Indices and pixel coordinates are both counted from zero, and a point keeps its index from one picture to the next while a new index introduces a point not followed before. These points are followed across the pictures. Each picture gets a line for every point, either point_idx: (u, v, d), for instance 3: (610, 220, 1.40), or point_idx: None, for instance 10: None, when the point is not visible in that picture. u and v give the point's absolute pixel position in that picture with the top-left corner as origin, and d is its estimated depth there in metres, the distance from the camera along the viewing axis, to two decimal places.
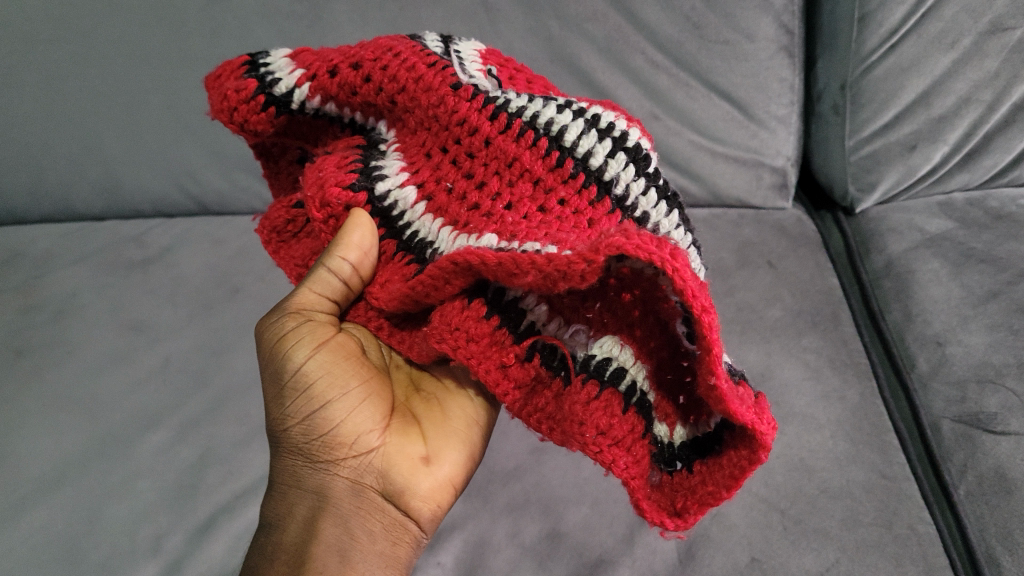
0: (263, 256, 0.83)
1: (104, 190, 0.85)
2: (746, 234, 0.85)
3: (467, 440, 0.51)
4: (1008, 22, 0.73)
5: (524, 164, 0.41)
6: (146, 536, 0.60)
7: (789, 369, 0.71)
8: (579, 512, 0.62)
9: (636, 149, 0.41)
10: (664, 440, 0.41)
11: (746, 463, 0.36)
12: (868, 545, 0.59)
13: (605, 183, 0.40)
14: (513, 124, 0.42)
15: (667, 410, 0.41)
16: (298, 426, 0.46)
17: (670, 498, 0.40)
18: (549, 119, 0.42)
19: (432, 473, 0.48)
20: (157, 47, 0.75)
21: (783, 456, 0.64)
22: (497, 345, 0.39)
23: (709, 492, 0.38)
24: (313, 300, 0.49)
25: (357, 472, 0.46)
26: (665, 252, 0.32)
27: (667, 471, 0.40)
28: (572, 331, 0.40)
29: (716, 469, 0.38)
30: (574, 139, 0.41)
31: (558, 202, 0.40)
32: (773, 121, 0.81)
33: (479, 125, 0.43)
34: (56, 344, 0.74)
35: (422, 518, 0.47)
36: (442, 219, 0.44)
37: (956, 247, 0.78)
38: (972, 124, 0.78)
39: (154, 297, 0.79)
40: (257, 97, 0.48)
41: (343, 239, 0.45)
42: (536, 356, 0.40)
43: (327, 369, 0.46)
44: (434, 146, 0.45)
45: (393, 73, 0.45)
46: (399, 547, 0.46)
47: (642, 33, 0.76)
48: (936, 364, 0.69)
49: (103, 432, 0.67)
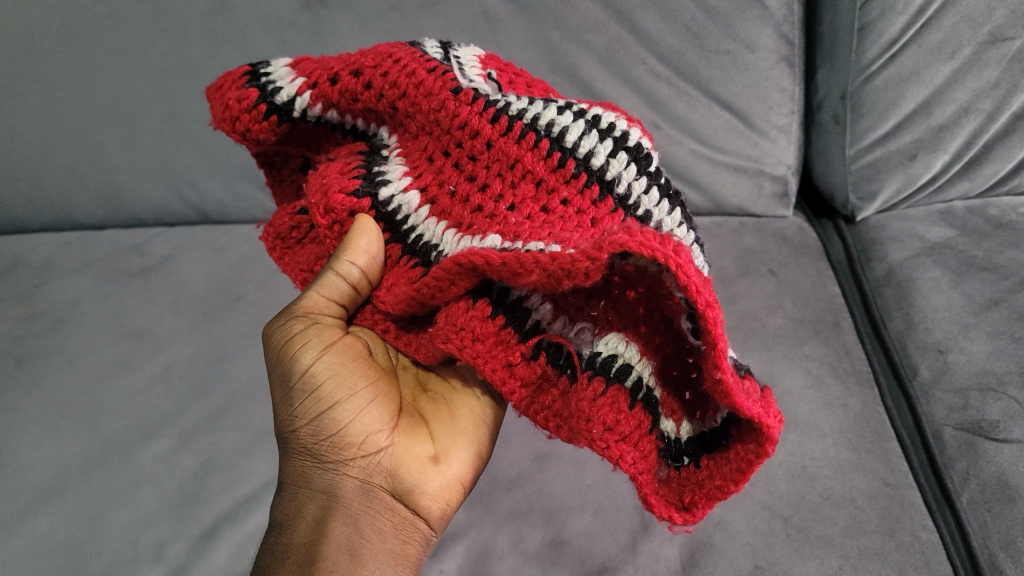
0: (265, 265, 0.83)
1: (105, 199, 0.85)
2: (747, 243, 0.85)
3: (474, 438, 0.51)
4: (1008, 32, 0.73)
5: (526, 166, 0.41)
6: (148, 544, 0.60)
7: (791, 377, 0.71)
8: (581, 520, 0.62)
9: (637, 148, 0.41)
10: (671, 436, 0.40)
11: (754, 457, 0.36)
12: (871, 552, 0.58)
13: (607, 183, 0.40)
14: (514, 126, 0.42)
15: (673, 406, 0.41)
16: (307, 426, 0.46)
17: (677, 493, 0.39)
18: (550, 121, 0.42)
19: (441, 472, 0.48)
20: (158, 58, 0.75)
21: (785, 464, 0.64)
22: (503, 344, 0.40)
23: (716, 486, 0.37)
24: (320, 304, 0.48)
25: (366, 471, 0.46)
26: (668, 248, 0.32)
27: (674, 467, 0.40)
28: (577, 329, 0.40)
29: (724, 463, 0.37)
30: (574, 140, 0.41)
31: (560, 202, 0.40)
32: (774, 131, 0.81)
33: (481, 128, 0.43)
34: (57, 352, 0.74)
35: (431, 516, 0.47)
36: (445, 222, 0.44)
37: (957, 255, 0.78)
38: (972, 133, 0.79)
39: (155, 305, 0.79)
40: (259, 106, 0.48)
41: (351, 243, 0.45)
42: (541, 354, 0.40)
43: (335, 370, 0.47)
44: (436, 150, 0.45)
45: (394, 79, 0.46)
46: (408, 545, 0.46)
47: (642, 43, 0.76)
48: (937, 372, 0.69)
49: (104, 440, 0.67)
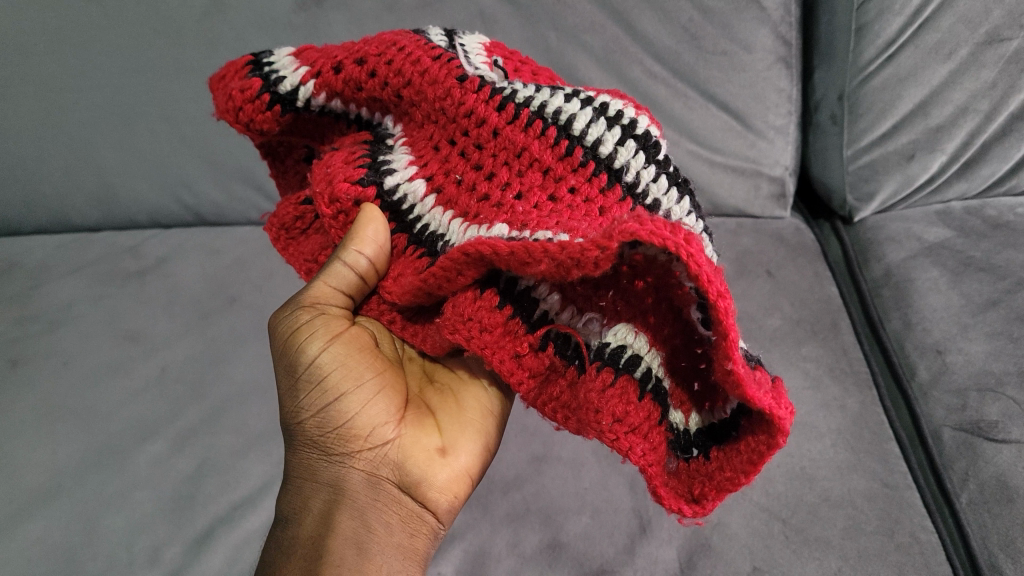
0: (260, 267, 0.82)
1: (100, 201, 0.84)
2: (744, 243, 0.85)
3: (482, 430, 0.51)
4: (1005, 32, 0.73)
5: (533, 154, 0.41)
6: (144, 547, 0.60)
7: (789, 378, 0.71)
8: (579, 521, 0.61)
9: (646, 136, 0.40)
10: (680, 427, 0.40)
11: (764, 448, 0.35)
12: (870, 553, 0.58)
13: (616, 171, 0.40)
14: (521, 114, 0.42)
15: (682, 398, 0.40)
16: (313, 418, 0.46)
17: (687, 485, 0.39)
18: (558, 108, 0.41)
19: (449, 464, 0.48)
20: (153, 59, 0.75)
21: (784, 465, 0.64)
22: (511, 334, 0.40)
23: (726, 478, 0.37)
24: (327, 294, 0.48)
25: (373, 464, 0.46)
26: (679, 237, 0.32)
27: (683, 458, 0.40)
28: (585, 319, 0.40)
29: (734, 454, 0.37)
30: (582, 128, 0.41)
31: (568, 189, 0.40)
32: (771, 132, 0.81)
33: (487, 116, 0.43)
34: (52, 354, 0.73)
35: (440, 509, 0.47)
36: (452, 211, 0.43)
37: (955, 256, 0.78)
38: (969, 133, 0.79)
39: (150, 307, 0.78)
40: (263, 96, 0.48)
41: (357, 232, 0.44)
42: (550, 345, 0.40)
43: (341, 361, 0.46)
44: (442, 139, 0.45)
45: (398, 67, 0.45)
46: (416, 538, 0.46)
47: (639, 44, 0.76)
48: (936, 372, 0.69)
49: (99, 442, 0.66)
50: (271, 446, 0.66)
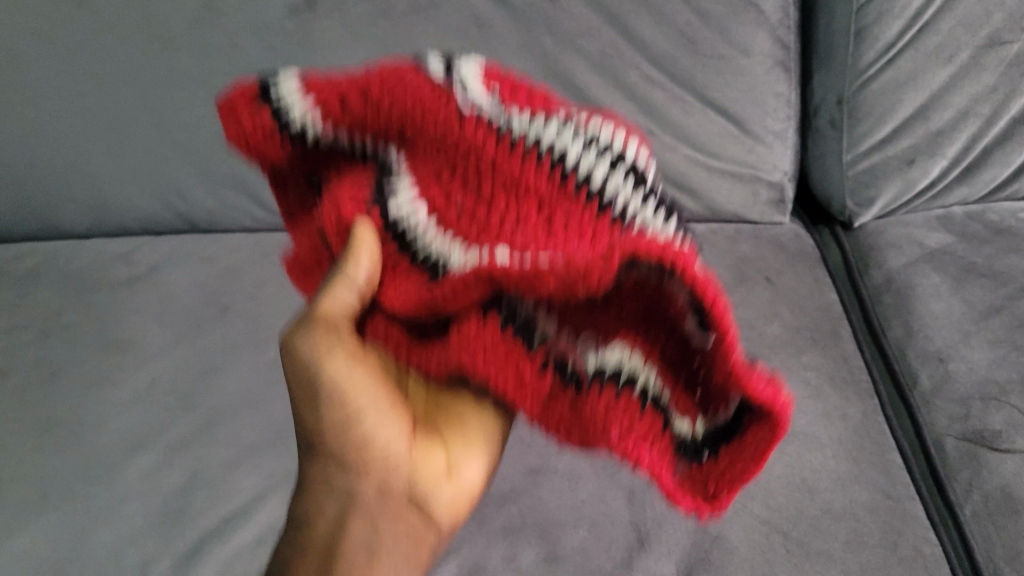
0: (252, 275, 0.81)
1: (91, 207, 0.83)
2: (743, 250, 0.82)
3: (491, 441, 0.49)
4: (1006, 36, 0.74)
5: (528, 185, 0.39)
6: (133, 561, 0.59)
7: (789, 388, 0.69)
8: (577, 535, 0.60)
9: (635, 167, 0.40)
10: (687, 436, 0.36)
11: (766, 441, 0.33)
12: (874, 567, 0.57)
13: (605, 202, 0.39)
14: (517, 146, 0.39)
15: (687, 404, 0.36)
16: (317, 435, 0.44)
17: (701, 483, 0.36)
18: (552, 140, 0.39)
19: (456, 481, 0.46)
20: (144, 64, 0.75)
21: (783, 477, 0.62)
22: (514, 359, 0.38)
23: (737, 470, 0.35)
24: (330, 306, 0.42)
25: (382, 481, 0.44)
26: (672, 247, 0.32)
27: (694, 464, 0.36)
28: (582, 343, 0.38)
29: (741, 448, 0.34)
30: (574, 162, 0.39)
31: (560, 222, 0.39)
32: (770, 136, 0.80)
33: (487, 154, 0.40)
34: (42, 364, 0.72)
35: (446, 522, 0.46)
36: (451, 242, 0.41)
37: (956, 262, 0.78)
38: (971, 137, 0.79)
39: (140, 316, 0.77)
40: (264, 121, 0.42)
41: (353, 258, 0.40)
42: (549, 368, 0.38)
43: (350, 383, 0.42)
44: (438, 169, 0.41)
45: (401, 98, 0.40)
46: (422, 547, 0.46)
47: (636, 49, 0.75)
48: (938, 381, 0.68)
49: (89, 455, 0.65)
50: (262, 458, 0.65)
